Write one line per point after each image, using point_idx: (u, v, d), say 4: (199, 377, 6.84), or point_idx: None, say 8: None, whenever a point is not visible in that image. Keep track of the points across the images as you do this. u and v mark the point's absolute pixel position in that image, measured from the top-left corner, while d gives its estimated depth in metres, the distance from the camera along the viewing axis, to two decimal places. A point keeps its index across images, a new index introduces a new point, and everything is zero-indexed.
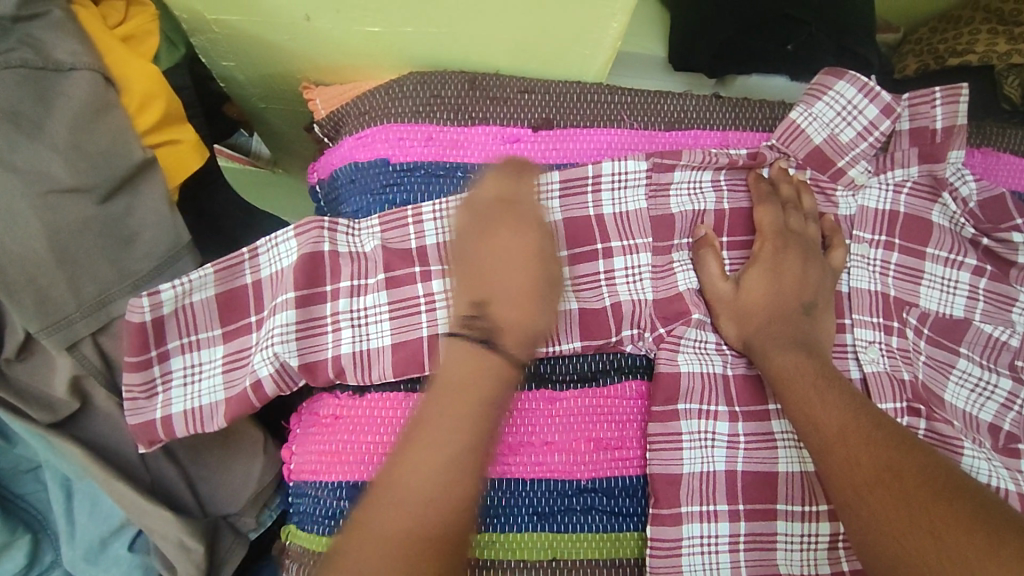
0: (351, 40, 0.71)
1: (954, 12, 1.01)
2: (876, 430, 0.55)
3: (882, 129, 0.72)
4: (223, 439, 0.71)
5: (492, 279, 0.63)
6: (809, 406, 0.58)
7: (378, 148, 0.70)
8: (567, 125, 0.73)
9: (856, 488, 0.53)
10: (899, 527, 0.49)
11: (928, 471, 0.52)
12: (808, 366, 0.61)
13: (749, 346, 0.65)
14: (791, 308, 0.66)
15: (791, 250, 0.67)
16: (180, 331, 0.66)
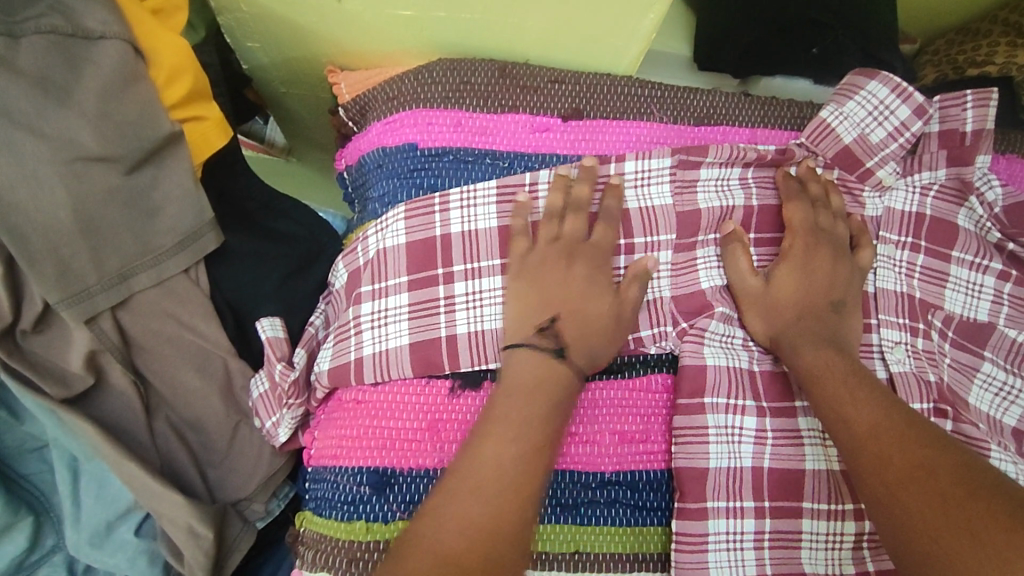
0: (382, 22, 0.71)
1: (973, 25, 1.04)
2: (910, 427, 0.55)
3: (913, 130, 0.72)
4: (237, 422, 0.70)
5: (572, 301, 0.62)
6: (838, 403, 0.58)
7: (406, 133, 0.70)
8: (597, 116, 0.73)
9: (886, 484, 0.52)
10: (932, 521, 0.49)
11: (961, 469, 0.51)
12: (838, 363, 0.61)
13: (776, 342, 0.65)
14: (821, 305, 0.65)
15: (822, 247, 0.67)
16: (372, 277, 0.66)
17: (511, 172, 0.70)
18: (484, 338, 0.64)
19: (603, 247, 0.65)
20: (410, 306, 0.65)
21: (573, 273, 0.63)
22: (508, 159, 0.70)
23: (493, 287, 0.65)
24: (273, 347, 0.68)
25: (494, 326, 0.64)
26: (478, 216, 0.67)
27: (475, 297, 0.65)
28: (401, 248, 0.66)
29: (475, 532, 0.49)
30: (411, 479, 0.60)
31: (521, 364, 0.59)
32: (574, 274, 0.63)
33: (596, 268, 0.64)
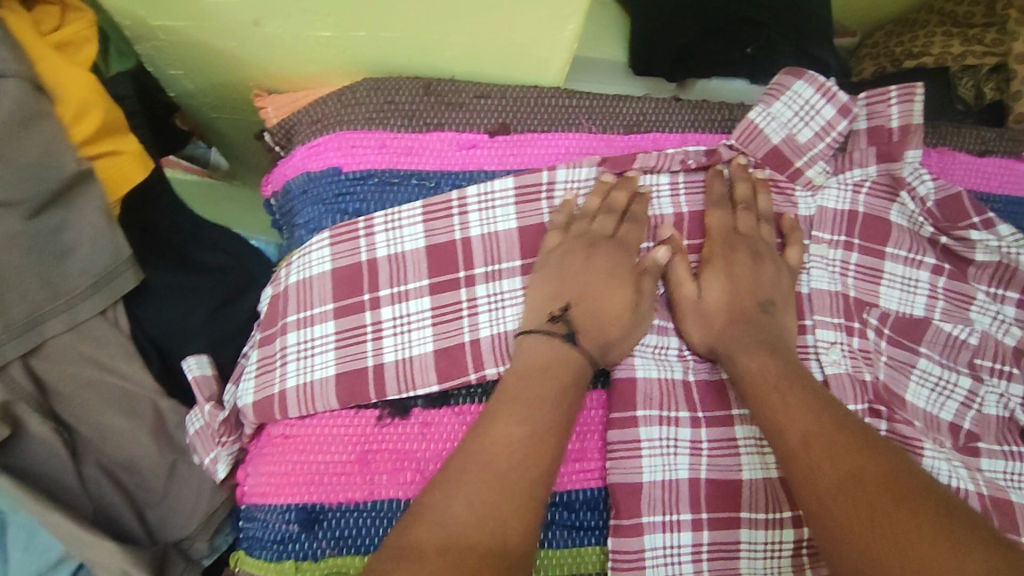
0: (303, 45, 0.69)
1: (913, 16, 1.04)
2: (841, 433, 0.54)
3: (839, 129, 0.72)
4: (174, 460, 0.68)
5: (585, 292, 0.63)
6: (771, 410, 0.58)
7: (330, 156, 0.68)
8: (525, 128, 0.71)
9: (818, 496, 0.52)
10: (863, 532, 0.48)
11: (891, 476, 0.51)
12: (771, 367, 0.61)
13: (714, 349, 0.65)
14: (748, 307, 0.65)
15: (739, 252, 0.67)
16: (298, 306, 0.65)
17: (438, 191, 0.68)
18: (412, 364, 0.63)
19: (603, 233, 0.65)
20: (336, 335, 0.64)
21: (590, 268, 0.64)
22: (435, 179, 0.68)
23: (420, 309, 0.64)
24: (200, 386, 0.66)
25: (423, 351, 0.63)
26: (404, 237, 0.65)
27: (403, 322, 0.64)
28: (327, 276, 0.65)
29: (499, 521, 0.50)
30: (342, 513, 0.60)
31: (529, 350, 0.61)
32: (593, 270, 0.64)
33: (619, 258, 0.65)
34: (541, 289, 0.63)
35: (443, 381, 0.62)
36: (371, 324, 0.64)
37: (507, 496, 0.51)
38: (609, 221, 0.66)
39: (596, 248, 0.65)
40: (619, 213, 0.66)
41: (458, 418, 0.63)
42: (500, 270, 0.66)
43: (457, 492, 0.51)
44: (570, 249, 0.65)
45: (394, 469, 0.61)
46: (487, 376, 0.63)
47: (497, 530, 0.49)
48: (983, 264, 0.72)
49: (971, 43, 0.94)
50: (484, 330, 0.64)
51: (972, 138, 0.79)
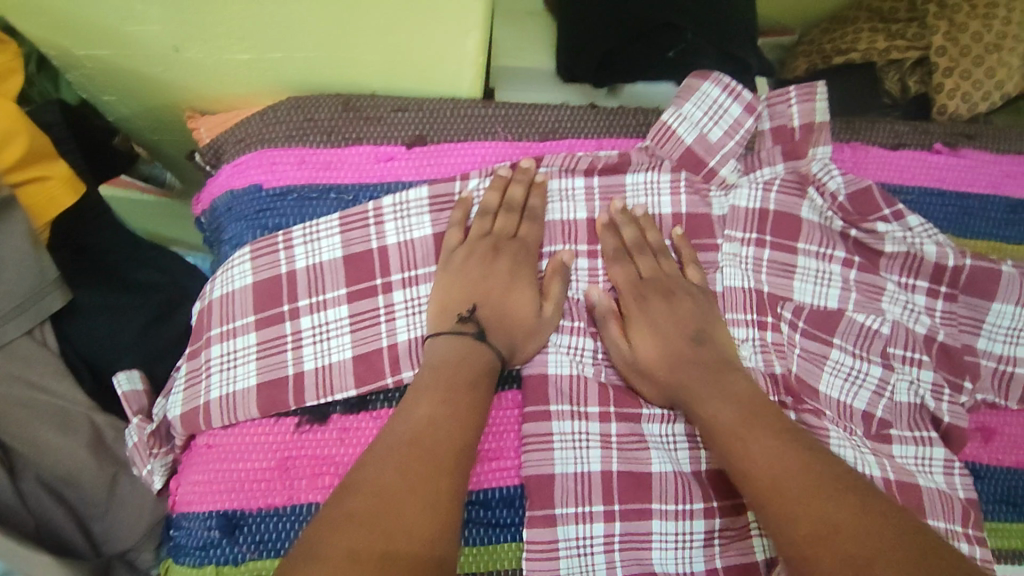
0: (224, 68, 0.70)
1: (843, 13, 1.05)
2: (810, 476, 0.54)
3: (746, 127, 0.73)
4: (115, 473, 0.70)
5: (492, 293, 0.66)
6: (740, 458, 0.57)
7: (251, 174, 0.70)
8: (442, 140, 0.72)
9: (797, 549, 0.51)
10: (818, 544, 0.50)
11: (866, 520, 0.50)
12: (727, 411, 0.61)
13: (671, 396, 0.65)
14: (681, 342, 0.66)
15: (651, 297, 0.69)
16: (221, 319, 0.67)
17: (356, 204, 0.70)
18: (332, 370, 0.65)
19: (506, 234, 0.68)
20: (258, 347, 0.66)
21: (491, 274, 0.67)
22: (353, 192, 0.70)
23: (338, 317, 0.67)
24: (130, 401, 0.69)
25: (343, 357, 0.65)
26: (322, 249, 0.67)
27: (322, 329, 0.66)
28: (248, 289, 0.67)
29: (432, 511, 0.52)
30: (262, 518, 0.62)
31: (438, 347, 0.63)
32: (495, 275, 0.67)
33: (520, 262, 0.68)
34: (450, 294, 0.66)
35: (360, 386, 0.64)
36: (291, 334, 0.66)
37: (434, 491, 0.53)
38: (507, 220, 0.69)
39: (490, 257, 0.67)
40: (518, 210, 0.69)
41: (375, 422, 0.65)
42: (416, 276, 0.68)
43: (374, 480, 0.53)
44: (469, 262, 0.67)
45: (313, 474, 0.63)
46: (404, 380, 0.65)
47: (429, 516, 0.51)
48: (892, 255, 0.73)
49: (895, 38, 0.95)
50: (402, 335, 0.66)
51: (885, 133, 0.79)
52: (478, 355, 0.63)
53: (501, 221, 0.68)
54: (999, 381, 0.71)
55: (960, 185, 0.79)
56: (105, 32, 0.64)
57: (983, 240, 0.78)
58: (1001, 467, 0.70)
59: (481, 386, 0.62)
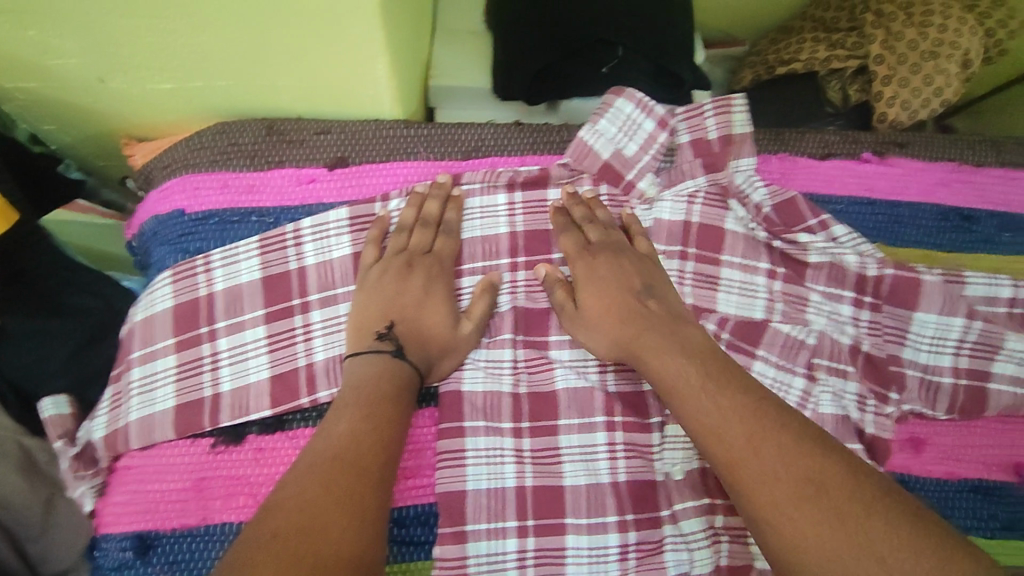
0: (149, 96, 0.72)
1: (792, 24, 1.05)
2: (785, 435, 0.53)
3: (661, 141, 0.74)
4: (49, 496, 0.71)
5: (409, 307, 0.65)
6: (704, 414, 0.56)
7: (175, 200, 0.72)
8: (363, 161, 0.73)
9: (777, 505, 0.50)
10: (809, 531, 0.48)
11: (849, 482, 0.50)
12: (689, 367, 0.59)
13: (625, 349, 0.64)
14: (631, 299, 0.65)
15: (600, 257, 0.67)
16: (142, 342, 0.69)
17: (276, 226, 0.71)
18: (249, 391, 0.66)
19: (419, 251, 0.68)
20: (177, 368, 0.68)
21: (408, 288, 0.66)
22: (274, 215, 0.72)
23: (255, 338, 0.68)
24: (54, 425, 0.72)
25: (260, 377, 0.67)
26: (241, 271, 0.69)
27: (239, 351, 0.67)
28: (169, 312, 0.69)
29: (348, 519, 0.49)
30: (175, 538, 0.62)
31: (358, 367, 0.62)
32: (410, 289, 0.66)
33: (435, 276, 0.67)
34: (371, 309, 0.65)
35: (275, 406, 0.65)
36: (209, 356, 0.67)
37: (351, 498, 0.51)
38: (422, 235, 0.69)
39: (404, 271, 0.66)
40: (433, 224, 0.69)
41: (292, 442, 0.65)
42: (334, 295, 0.69)
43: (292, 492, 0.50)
44: (384, 279, 0.66)
45: (225, 494, 0.63)
46: (319, 400, 0.65)
47: (341, 520, 0.49)
48: (818, 265, 0.71)
49: (836, 47, 0.94)
50: (319, 354, 0.67)
51: (815, 143, 0.79)
52: (398, 370, 0.61)
53: (417, 236, 0.69)
54: (928, 392, 0.69)
55: (890, 194, 0.77)
56: (29, 66, 0.66)
57: (912, 249, 0.76)
58: (931, 477, 0.68)
59: (400, 402, 0.60)
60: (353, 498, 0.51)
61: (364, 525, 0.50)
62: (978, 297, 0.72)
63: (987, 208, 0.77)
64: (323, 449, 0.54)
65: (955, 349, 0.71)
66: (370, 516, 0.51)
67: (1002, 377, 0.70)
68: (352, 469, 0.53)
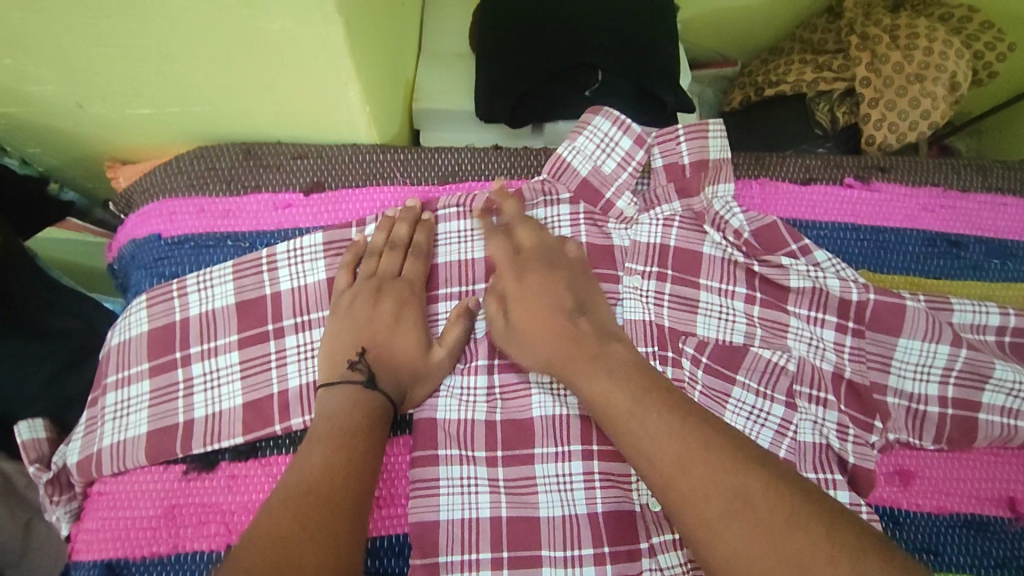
0: (130, 121, 0.72)
1: (780, 44, 1.04)
2: (708, 452, 0.51)
3: (638, 159, 0.74)
4: (30, 519, 0.70)
5: (379, 334, 0.65)
6: (635, 440, 0.55)
7: (153, 224, 0.72)
8: (340, 185, 0.73)
9: (708, 526, 0.49)
10: (739, 551, 0.47)
11: (773, 495, 0.49)
12: (617, 388, 0.58)
13: (557, 370, 0.62)
14: (557, 315, 0.64)
15: (527, 270, 0.66)
16: (116, 367, 0.68)
17: (253, 250, 0.71)
18: (221, 418, 0.66)
19: (389, 275, 0.68)
20: (151, 394, 0.67)
21: (377, 313, 0.65)
22: (251, 239, 0.72)
23: (229, 363, 0.67)
24: (30, 450, 0.70)
25: (232, 405, 0.66)
26: (216, 295, 0.69)
27: (212, 376, 0.67)
28: (144, 336, 0.68)
29: (320, 547, 0.48)
30: (145, 567, 0.62)
31: (331, 397, 0.61)
32: (380, 313, 0.65)
33: (405, 302, 0.67)
34: (344, 335, 0.65)
35: (246, 433, 0.65)
36: (182, 382, 0.67)
37: (317, 522, 0.50)
38: (393, 259, 0.68)
39: (375, 295, 0.66)
40: (403, 246, 0.69)
41: (263, 470, 0.64)
42: (309, 320, 0.68)
43: (261, 522, 0.50)
44: (354, 305, 0.66)
45: (194, 522, 0.62)
46: (292, 427, 0.65)
47: (312, 544, 0.48)
48: (800, 290, 0.70)
49: (823, 69, 0.94)
50: (293, 380, 0.66)
51: (797, 167, 0.78)
52: (368, 398, 0.61)
53: (387, 260, 0.68)
54: (914, 420, 0.68)
55: (874, 220, 0.76)
56: (8, 92, 0.67)
57: (898, 275, 0.74)
58: (921, 512, 0.66)
59: (370, 430, 0.59)
60: (325, 531, 0.50)
61: (335, 548, 0.49)
62: (965, 325, 0.70)
63: (975, 234, 0.76)
64: (293, 476, 0.54)
65: (941, 378, 0.69)
66: (344, 543, 0.50)
67: (991, 408, 0.67)
68: (321, 496, 0.52)
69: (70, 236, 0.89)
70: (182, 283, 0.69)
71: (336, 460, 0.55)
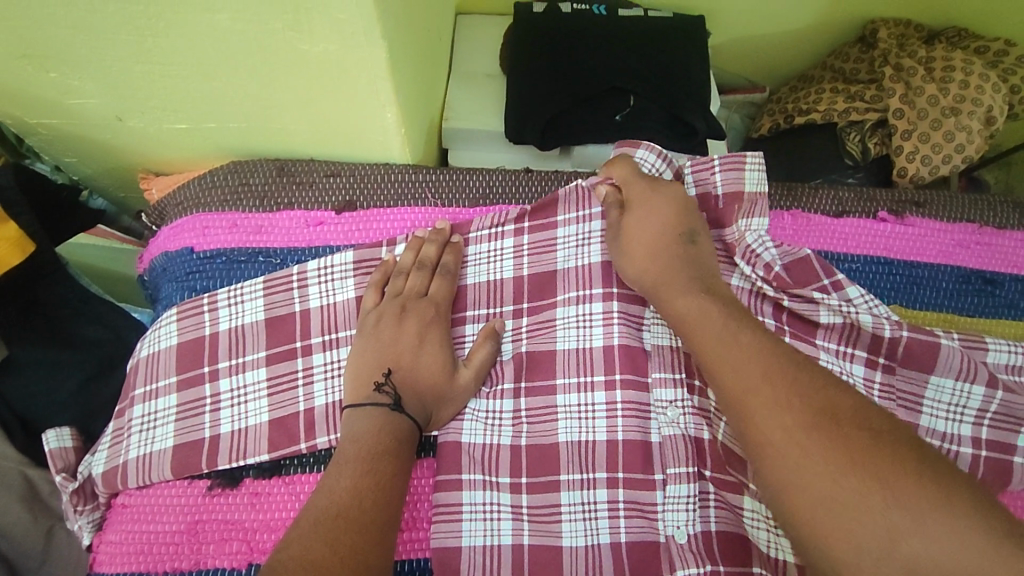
0: (166, 135, 0.73)
1: (810, 72, 1.04)
2: (801, 374, 0.51)
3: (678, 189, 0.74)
4: (51, 525, 0.69)
5: (404, 354, 0.64)
6: (724, 348, 0.55)
7: (185, 238, 0.73)
8: (371, 205, 0.74)
9: (786, 428, 0.48)
10: (809, 453, 0.46)
11: (859, 415, 0.48)
12: (709, 308, 0.58)
13: (651, 287, 0.63)
14: (671, 232, 0.64)
15: (659, 187, 0.67)
16: (145, 379, 0.69)
17: (283, 267, 0.72)
18: (248, 433, 0.66)
19: (415, 294, 0.67)
20: (178, 408, 0.67)
21: (402, 331, 0.65)
22: (281, 256, 0.72)
23: (256, 380, 0.68)
24: (57, 458, 0.70)
25: (259, 421, 0.66)
26: (245, 311, 0.69)
27: (239, 393, 0.67)
28: (172, 350, 0.69)
29: (353, 567, 0.48)
30: None
31: (358, 419, 0.61)
32: (404, 332, 0.65)
33: (428, 323, 0.66)
34: (368, 353, 0.65)
35: (272, 450, 0.65)
36: (210, 396, 0.67)
37: (351, 541, 0.50)
38: (418, 279, 0.68)
39: (399, 316, 0.66)
40: (430, 266, 0.69)
41: (288, 488, 0.64)
42: (336, 338, 0.68)
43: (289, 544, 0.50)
44: (378, 325, 0.66)
45: (216, 540, 0.62)
46: (318, 446, 0.64)
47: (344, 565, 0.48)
48: (830, 325, 0.69)
49: (855, 99, 0.93)
50: (319, 399, 0.66)
51: (830, 199, 0.77)
52: (394, 420, 0.60)
53: (413, 279, 0.68)
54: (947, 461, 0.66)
55: (908, 254, 0.75)
56: (51, 105, 0.68)
57: (931, 312, 0.73)
58: None
59: (397, 451, 0.59)
60: (356, 554, 0.49)
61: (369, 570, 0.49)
62: (1000, 365, 0.69)
63: (1011, 271, 0.75)
64: (322, 497, 0.54)
65: (976, 419, 0.67)
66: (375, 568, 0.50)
67: None
68: (348, 518, 0.52)
69: (97, 242, 0.89)
70: (212, 297, 0.70)
71: (366, 484, 0.55)
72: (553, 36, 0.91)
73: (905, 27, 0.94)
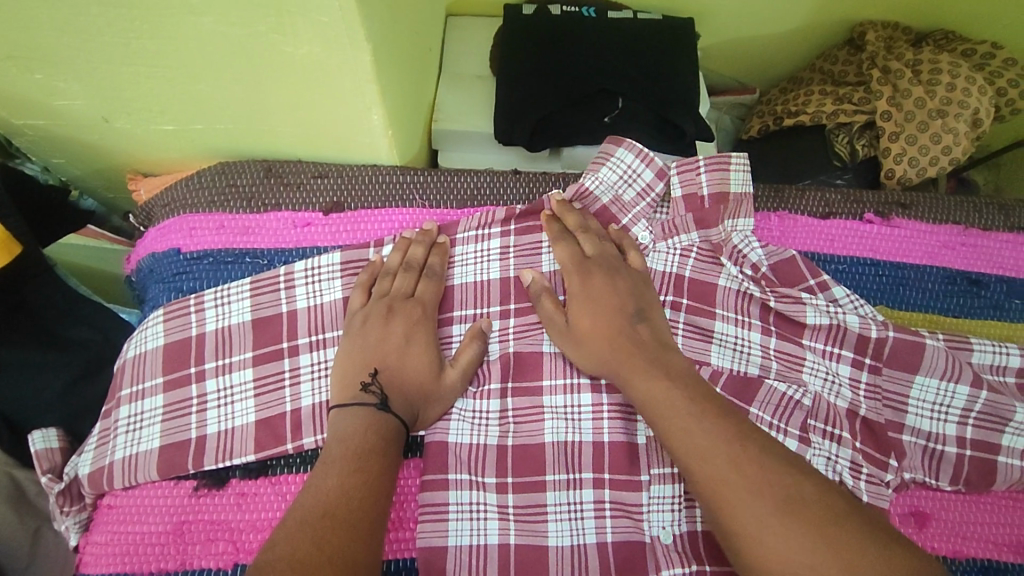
0: (154, 136, 0.73)
1: (799, 74, 1.04)
2: (763, 456, 0.53)
3: (658, 190, 0.74)
4: (38, 526, 0.69)
5: (389, 354, 0.64)
6: (688, 435, 0.55)
7: (172, 239, 0.73)
8: (358, 206, 0.74)
9: (757, 516, 0.50)
10: (782, 541, 0.48)
11: (821, 496, 0.51)
12: (672, 391, 0.58)
13: (613, 372, 0.62)
14: (624, 323, 0.64)
15: (596, 273, 0.67)
16: (131, 380, 0.69)
17: (270, 268, 0.72)
18: (233, 434, 0.66)
19: (400, 295, 0.67)
20: (164, 408, 0.67)
21: (387, 332, 0.65)
22: (268, 257, 0.72)
23: (242, 380, 0.68)
24: (42, 459, 0.70)
25: (245, 422, 0.66)
26: (232, 312, 0.69)
27: (226, 393, 0.67)
28: (159, 351, 0.69)
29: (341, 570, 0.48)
30: None
31: (343, 421, 0.60)
32: (389, 333, 0.65)
33: (415, 323, 0.66)
34: (354, 355, 0.64)
35: (258, 451, 0.65)
36: (196, 397, 0.67)
37: (338, 545, 0.50)
38: (404, 281, 0.68)
39: (384, 317, 0.66)
40: (417, 268, 0.69)
41: (274, 488, 0.64)
42: (324, 339, 0.69)
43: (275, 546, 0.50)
44: (363, 326, 0.66)
45: (202, 540, 0.62)
46: (304, 446, 0.64)
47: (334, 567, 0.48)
48: (817, 326, 0.69)
49: (844, 101, 0.93)
50: (306, 399, 0.66)
51: (816, 200, 0.78)
52: (381, 420, 0.60)
53: (399, 281, 0.68)
54: (931, 460, 0.66)
55: (894, 255, 0.75)
56: (38, 106, 0.68)
57: (917, 312, 0.74)
58: (938, 555, 0.64)
59: (385, 451, 0.59)
60: (345, 555, 0.49)
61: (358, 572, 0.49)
62: (985, 365, 0.69)
63: (996, 272, 0.75)
64: (308, 499, 0.54)
65: (960, 418, 0.68)
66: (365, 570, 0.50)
67: (1011, 450, 0.66)
68: (336, 520, 0.52)
69: (87, 241, 0.89)
70: (199, 298, 0.70)
71: (354, 486, 0.55)
72: (542, 37, 0.91)
73: (893, 30, 0.95)
